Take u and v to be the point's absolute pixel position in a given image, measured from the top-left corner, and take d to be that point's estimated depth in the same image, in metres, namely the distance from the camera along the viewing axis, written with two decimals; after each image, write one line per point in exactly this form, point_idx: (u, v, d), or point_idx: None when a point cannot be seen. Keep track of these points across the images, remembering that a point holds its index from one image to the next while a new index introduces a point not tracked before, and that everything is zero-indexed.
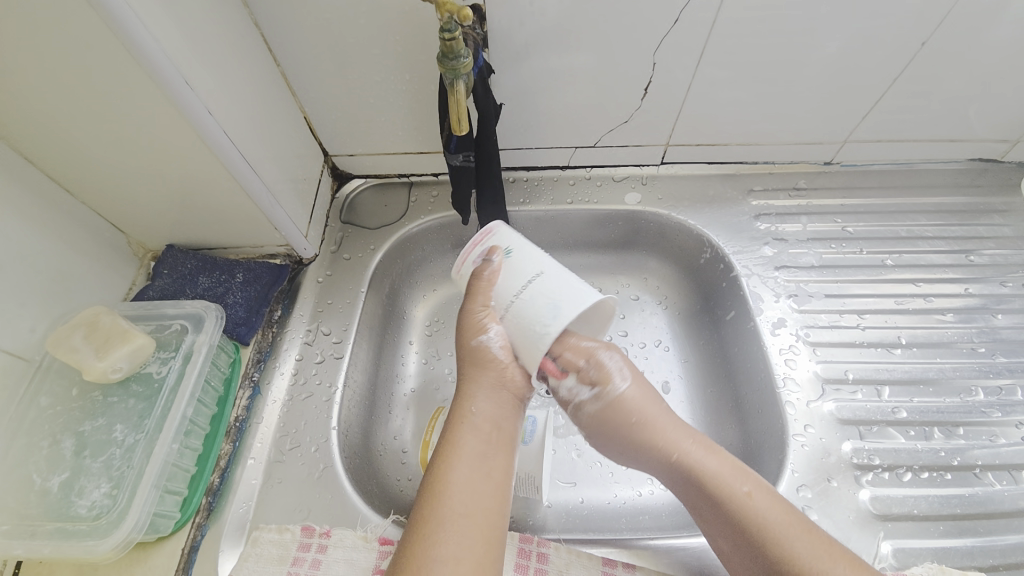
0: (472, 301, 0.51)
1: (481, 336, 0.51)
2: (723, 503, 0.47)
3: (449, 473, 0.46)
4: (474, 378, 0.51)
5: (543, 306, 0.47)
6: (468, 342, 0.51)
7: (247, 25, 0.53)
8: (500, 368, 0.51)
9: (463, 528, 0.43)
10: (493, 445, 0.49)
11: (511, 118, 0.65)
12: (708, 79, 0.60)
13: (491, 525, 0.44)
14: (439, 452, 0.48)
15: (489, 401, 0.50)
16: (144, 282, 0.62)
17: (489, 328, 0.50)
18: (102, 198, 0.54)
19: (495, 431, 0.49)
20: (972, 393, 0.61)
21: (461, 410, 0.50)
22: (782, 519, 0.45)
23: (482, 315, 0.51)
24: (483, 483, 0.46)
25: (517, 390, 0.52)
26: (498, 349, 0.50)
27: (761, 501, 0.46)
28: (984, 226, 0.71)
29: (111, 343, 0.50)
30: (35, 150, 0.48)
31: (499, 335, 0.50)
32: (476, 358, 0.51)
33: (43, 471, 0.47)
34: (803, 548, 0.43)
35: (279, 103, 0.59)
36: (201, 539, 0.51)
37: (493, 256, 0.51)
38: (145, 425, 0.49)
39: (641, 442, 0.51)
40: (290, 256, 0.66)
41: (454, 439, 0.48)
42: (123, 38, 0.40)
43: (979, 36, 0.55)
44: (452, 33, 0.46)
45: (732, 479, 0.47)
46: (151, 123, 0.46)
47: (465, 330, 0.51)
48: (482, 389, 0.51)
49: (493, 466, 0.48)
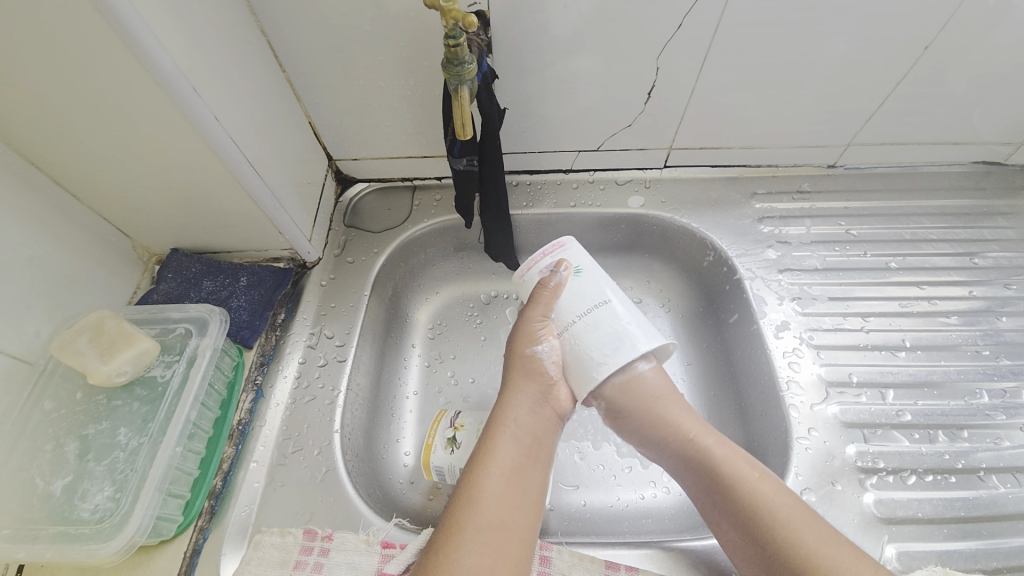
0: (532, 309, 0.53)
1: (535, 346, 0.52)
2: (732, 487, 0.48)
3: (483, 482, 0.46)
4: (519, 386, 0.51)
5: (605, 336, 0.50)
6: (521, 350, 0.52)
7: (254, 31, 0.54)
8: (546, 382, 0.51)
9: (494, 540, 0.43)
10: (531, 459, 0.48)
11: (514, 122, 0.65)
12: (712, 82, 0.60)
13: (519, 540, 0.44)
14: (477, 459, 0.48)
15: (533, 413, 0.50)
16: (149, 285, 0.62)
17: (544, 341, 0.52)
18: (107, 202, 0.54)
19: (535, 445, 0.49)
20: (976, 396, 0.61)
21: (502, 417, 0.50)
22: (789, 505, 0.46)
23: (539, 326, 0.53)
24: (519, 497, 0.46)
25: (560, 407, 0.52)
26: (549, 363, 0.51)
27: (770, 489, 0.47)
28: (988, 228, 0.71)
29: (116, 347, 0.50)
30: (41, 154, 0.48)
31: (553, 349, 0.52)
32: (527, 367, 0.52)
33: (47, 475, 0.47)
34: (810, 533, 0.44)
35: (285, 108, 0.60)
36: (202, 543, 0.50)
37: (560, 269, 0.54)
38: (148, 428, 0.49)
39: (655, 425, 0.52)
40: (293, 259, 0.66)
41: (491, 448, 0.48)
42: (129, 44, 0.40)
43: (980, 40, 0.56)
44: (458, 40, 0.47)
45: (742, 464, 0.49)
46: (157, 128, 0.46)
47: (519, 337, 0.53)
48: (526, 399, 0.51)
49: (529, 480, 0.47)
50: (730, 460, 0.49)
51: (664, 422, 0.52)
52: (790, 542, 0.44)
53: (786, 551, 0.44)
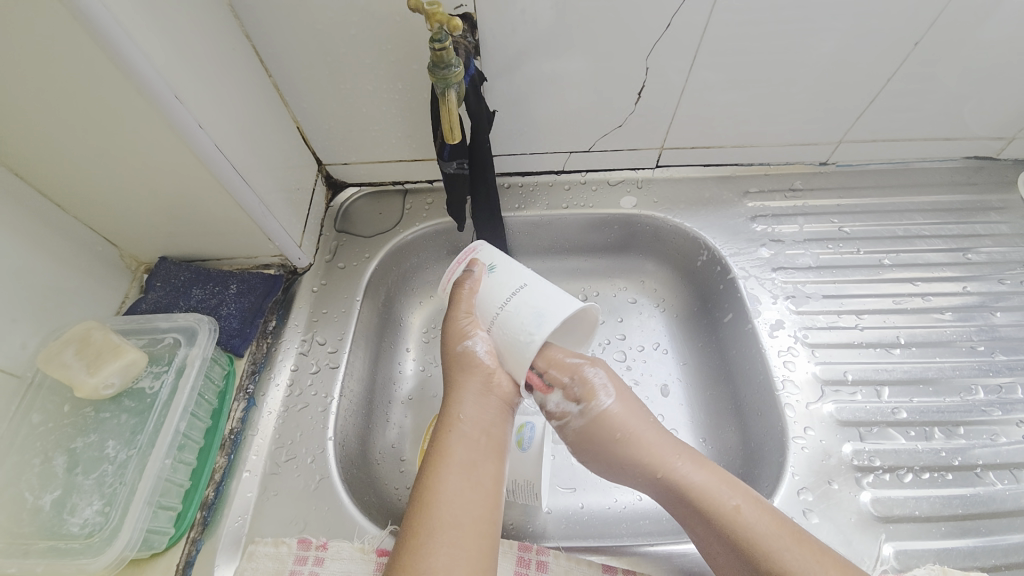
0: (456, 309, 0.52)
1: (465, 342, 0.51)
2: (712, 516, 0.47)
3: (435, 484, 0.45)
4: (461, 385, 0.51)
5: (526, 315, 0.48)
6: (454, 349, 0.52)
7: (239, 37, 0.53)
8: (485, 372, 0.51)
9: (452, 539, 0.43)
10: (482, 453, 0.48)
11: (505, 124, 0.65)
12: (703, 82, 0.60)
13: (479, 533, 0.44)
14: (428, 461, 0.48)
15: (478, 408, 0.50)
16: (138, 295, 0.61)
17: (472, 335, 0.51)
18: (93, 212, 0.54)
19: (484, 439, 0.49)
20: (972, 392, 0.61)
21: (449, 418, 0.50)
22: (772, 528, 0.45)
23: (466, 322, 0.52)
24: (473, 492, 0.46)
25: (504, 395, 0.51)
26: (482, 355, 0.51)
27: (751, 512, 0.46)
28: (981, 223, 0.71)
29: (103, 358, 0.50)
30: (24, 166, 0.48)
31: (483, 341, 0.51)
32: (462, 364, 0.51)
33: (35, 489, 0.46)
34: (792, 556, 0.44)
35: (272, 113, 0.59)
36: (195, 555, 0.50)
37: (472, 267, 0.53)
38: (137, 441, 0.48)
39: (628, 459, 0.52)
40: (284, 266, 0.66)
41: (441, 449, 0.48)
42: (111, 53, 0.39)
43: (969, 35, 0.55)
44: (442, 43, 0.46)
45: (720, 490, 0.48)
46: (140, 136, 0.46)
47: (450, 337, 0.52)
48: (469, 395, 0.50)
49: (482, 473, 0.47)
50: (709, 486, 0.48)
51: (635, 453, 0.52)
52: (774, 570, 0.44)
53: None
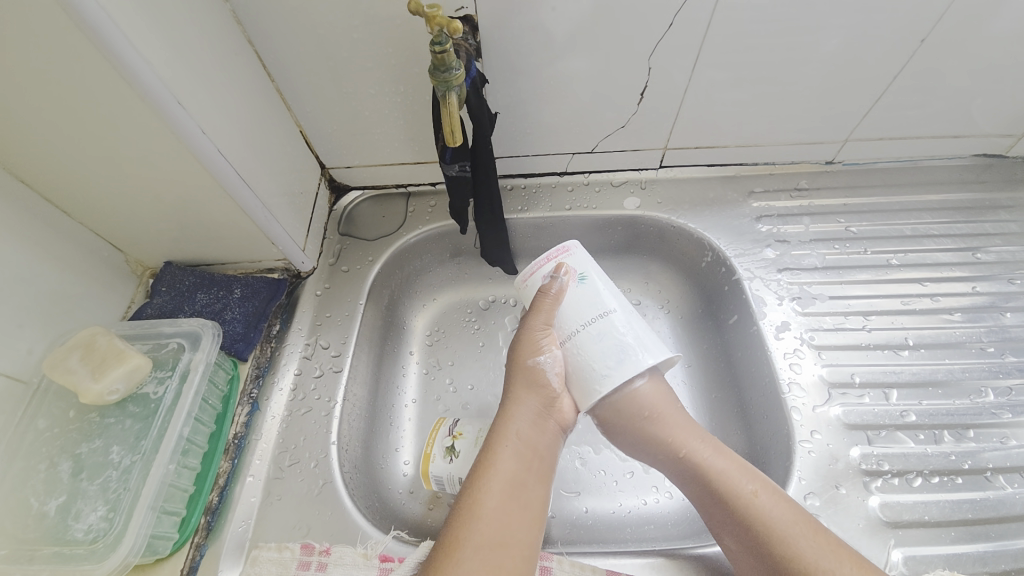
0: (535, 316, 0.52)
1: (538, 356, 0.51)
2: (730, 500, 0.47)
3: (483, 497, 0.45)
4: (520, 399, 0.51)
5: (610, 349, 0.49)
6: (524, 360, 0.51)
7: (242, 42, 0.54)
8: (549, 393, 0.51)
9: (495, 555, 0.42)
10: (533, 472, 0.48)
11: (507, 126, 0.65)
12: (706, 81, 0.60)
13: (518, 555, 0.44)
14: (476, 473, 0.47)
15: (533, 426, 0.50)
16: (143, 299, 0.62)
17: (547, 350, 0.51)
18: (99, 218, 0.54)
19: (535, 458, 0.49)
20: (982, 394, 0.60)
21: (503, 430, 0.50)
22: (789, 518, 0.46)
23: (542, 335, 0.52)
24: (521, 512, 0.46)
25: (562, 420, 0.51)
26: (552, 374, 0.51)
27: (768, 499, 0.47)
28: (991, 222, 0.70)
29: (107, 363, 0.50)
30: (31, 173, 0.48)
31: (556, 359, 0.51)
32: (529, 378, 0.51)
33: (41, 494, 0.46)
34: (809, 545, 0.44)
35: (275, 118, 0.59)
36: (199, 560, 0.50)
37: (560, 274, 0.53)
38: (141, 446, 0.49)
39: (651, 441, 0.52)
40: (287, 270, 0.66)
41: (493, 461, 0.48)
42: (113, 62, 0.40)
43: (977, 31, 0.55)
44: (443, 46, 0.46)
45: (739, 476, 0.48)
46: (144, 143, 0.46)
47: (523, 346, 0.52)
48: (527, 411, 0.50)
49: (532, 494, 0.47)
50: (731, 471, 0.49)
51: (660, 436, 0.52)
52: (790, 558, 0.44)
53: (784, 565, 0.44)
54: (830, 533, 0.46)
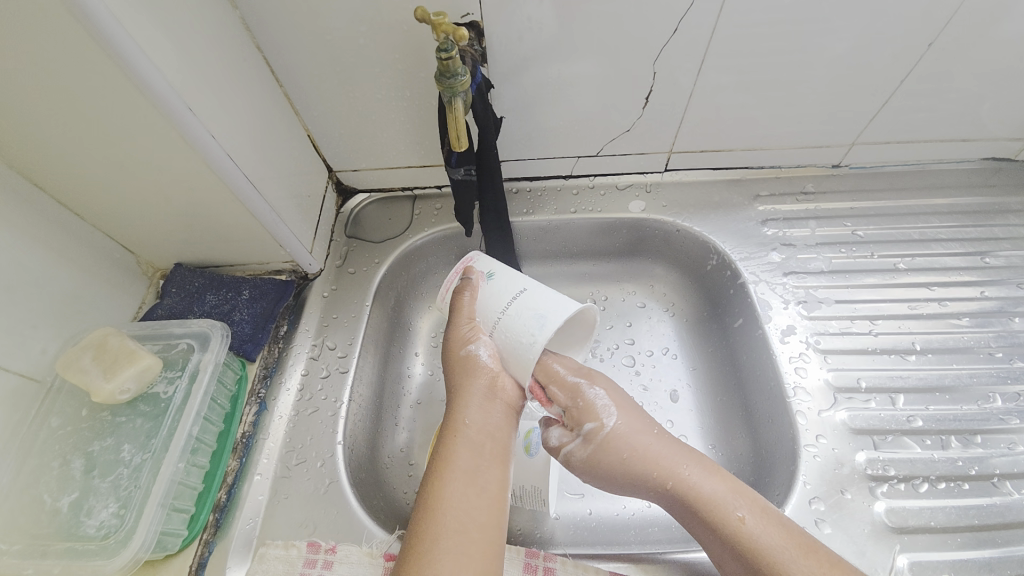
0: (458, 316, 0.52)
1: (468, 348, 0.51)
2: (721, 529, 0.47)
3: (440, 491, 0.46)
4: (462, 389, 0.51)
5: (531, 317, 0.48)
6: (455, 356, 0.52)
7: (250, 47, 0.54)
8: (489, 376, 0.51)
9: (456, 545, 0.43)
10: (487, 458, 0.48)
11: (512, 129, 0.65)
12: (711, 84, 0.60)
13: (485, 542, 0.44)
14: (433, 466, 0.48)
15: (481, 412, 0.50)
16: (154, 300, 0.63)
17: (473, 341, 0.51)
18: (111, 220, 0.55)
19: (488, 443, 0.49)
20: (990, 399, 0.59)
21: (454, 422, 0.50)
22: (780, 542, 0.45)
23: (467, 329, 0.51)
24: (478, 499, 0.46)
25: (508, 397, 0.51)
26: (485, 360, 0.50)
27: (757, 522, 0.46)
28: (1000, 226, 0.69)
29: (119, 363, 0.51)
30: (45, 177, 0.49)
31: (486, 345, 0.50)
32: (463, 369, 0.51)
33: (54, 491, 0.47)
34: (801, 568, 0.44)
35: (284, 122, 0.60)
36: (207, 557, 0.51)
37: (470, 277, 0.53)
38: (151, 445, 0.50)
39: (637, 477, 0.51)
40: (295, 271, 0.67)
41: (447, 453, 0.48)
42: (126, 69, 0.41)
43: (984, 35, 0.54)
44: (450, 53, 0.46)
45: (729, 500, 0.48)
46: (154, 148, 0.47)
47: (451, 344, 0.52)
48: (471, 398, 0.50)
49: (487, 480, 0.47)
50: (721, 495, 0.48)
51: (647, 470, 0.51)
52: None
53: None
54: (823, 549, 0.45)
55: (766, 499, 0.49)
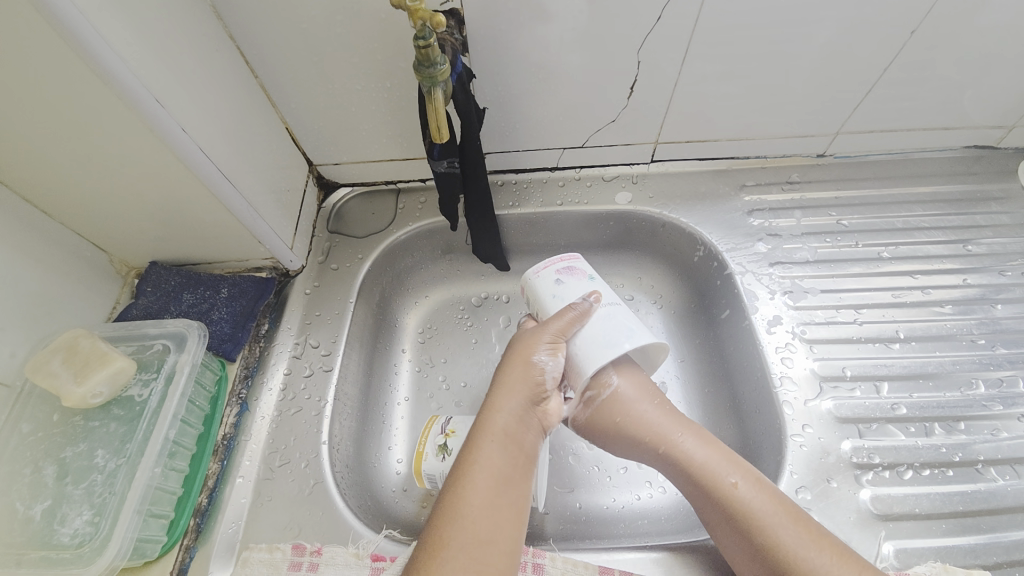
0: (551, 322, 0.52)
1: (541, 358, 0.51)
2: (711, 491, 0.48)
3: (473, 494, 0.44)
4: (512, 393, 0.50)
5: (601, 334, 0.52)
6: (526, 359, 0.51)
7: (223, 37, 0.53)
8: (541, 393, 0.51)
9: (481, 553, 0.41)
10: (520, 471, 0.47)
11: (496, 121, 0.64)
12: (696, 74, 0.59)
13: (506, 553, 0.42)
14: (464, 467, 0.46)
15: (523, 424, 0.49)
16: (129, 300, 0.61)
17: (550, 355, 0.51)
18: (82, 218, 0.53)
19: (523, 455, 0.48)
20: (972, 386, 0.60)
21: (489, 424, 0.48)
22: (769, 507, 0.46)
23: (549, 340, 0.52)
24: (507, 508, 0.44)
25: (545, 420, 0.51)
26: (550, 376, 0.51)
27: (749, 489, 0.47)
28: (981, 214, 0.70)
29: (90, 366, 0.49)
30: (8, 173, 0.47)
31: (556, 364, 0.51)
32: (526, 376, 0.50)
33: (25, 499, 0.46)
34: (788, 533, 0.44)
35: (260, 114, 0.59)
36: (189, 562, 0.50)
37: (573, 271, 0.57)
38: (126, 449, 0.48)
39: (633, 440, 0.53)
40: (276, 268, 0.65)
41: (478, 455, 0.46)
42: (88, 59, 0.39)
43: (967, 23, 0.54)
44: (427, 41, 0.45)
45: (722, 466, 0.48)
46: (123, 142, 0.45)
47: (525, 346, 0.52)
48: (520, 406, 0.49)
49: (517, 490, 0.46)
50: (715, 462, 0.49)
51: (641, 433, 0.52)
52: (768, 548, 0.44)
53: (765, 555, 0.44)
54: (814, 522, 0.46)
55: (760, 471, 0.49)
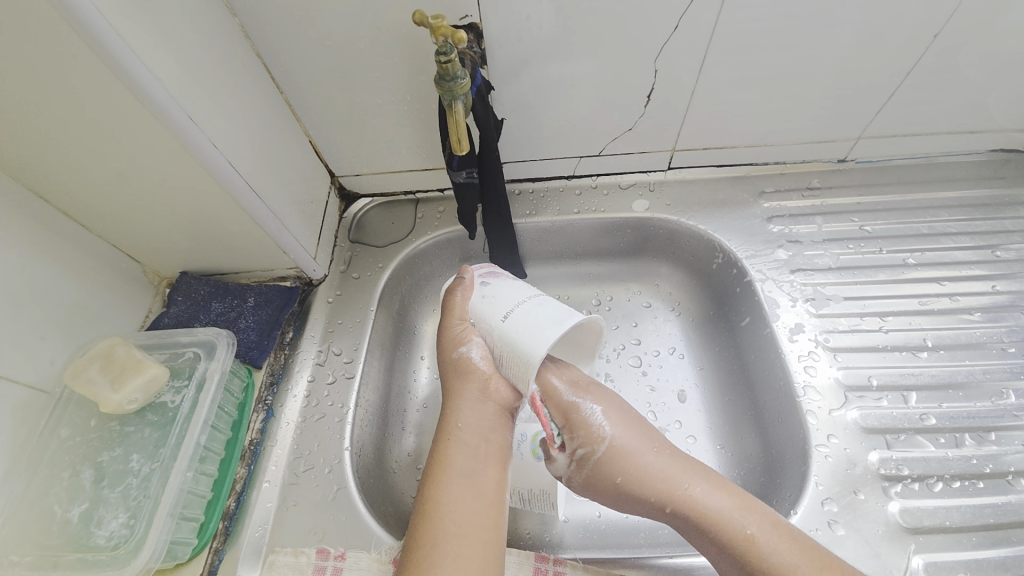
0: (450, 315, 0.53)
1: (461, 348, 0.51)
2: (727, 542, 0.47)
3: (439, 494, 0.47)
4: (457, 390, 0.51)
5: (536, 323, 0.48)
6: (450, 355, 0.52)
7: (251, 55, 0.55)
8: (480, 378, 0.50)
9: (456, 549, 0.44)
10: (485, 460, 0.49)
11: (514, 131, 0.65)
12: (713, 81, 0.59)
13: (482, 542, 0.45)
14: (431, 470, 0.48)
15: (476, 415, 0.50)
16: (160, 309, 0.63)
17: (467, 341, 0.51)
18: (117, 231, 0.56)
19: (486, 445, 0.49)
20: (1004, 396, 0.58)
21: (448, 424, 0.50)
22: (791, 554, 0.45)
23: (461, 329, 0.52)
24: (475, 501, 0.46)
25: (502, 401, 0.50)
26: (477, 360, 0.50)
27: (767, 540, 0.46)
28: (1010, 219, 0.68)
29: (126, 374, 0.51)
30: (50, 189, 0.49)
31: (478, 346, 0.51)
32: (456, 369, 0.51)
33: (64, 502, 0.47)
34: None
35: (285, 128, 0.60)
36: (217, 564, 0.51)
37: (466, 275, 0.54)
38: (159, 454, 0.50)
39: (638, 496, 0.51)
40: (299, 278, 0.67)
41: (442, 456, 0.49)
42: (128, 80, 0.41)
43: (991, 26, 0.54)
44: (449, 56, 0.46)
45: (737, 517, 0.47)
46: (158, 158, 0.47)
47: (445, 343, 0.52)
48: (466, 402, 0.50)
49: (481, 480, 0.48)
50: (728, 513, 0.48)
51: (645, 488, 0.50)
52: None
53: None
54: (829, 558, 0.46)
55: (775, 511, 0.48)
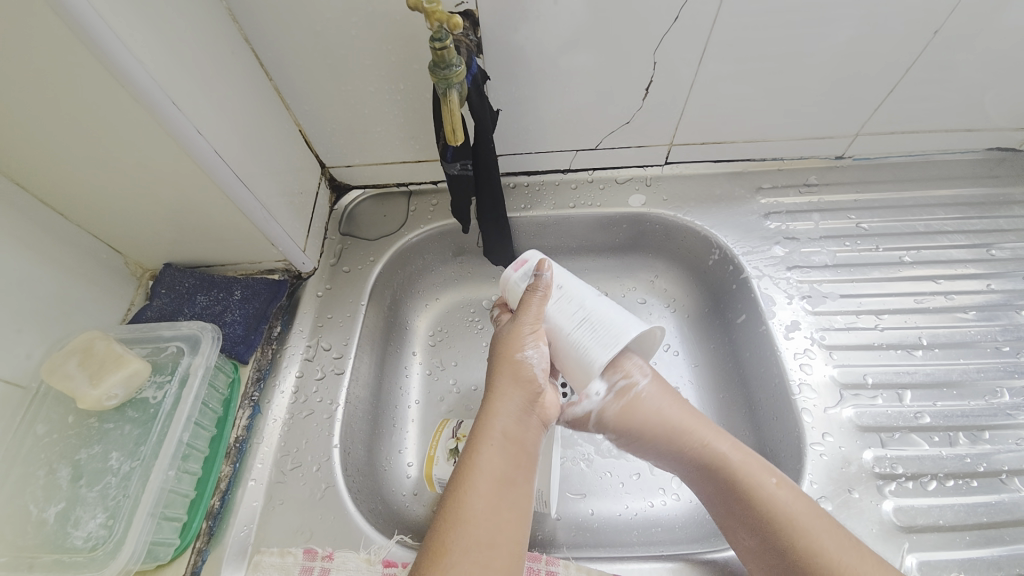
0: (524, 315, 0.52)
1: (525, 351, 0.51)
2: (749, 489, 0.48)
3: (471, 499, 0.44)
4: (505, 393, 0.49)
5: (603, 335, 0.50)
6: (510, 355, 0.51)
7: (238, 39, 0.53)
8: (535, 386, 0.50)
9: (482, 559, 0.42)
10: (519, 468, 0.47)
11: (510, 122, 0.64)
12: (711, 74, 0.58)
13: (507, 555, 0.43)
14: (461, 472, 0.46)
15: (520, 421, 0.48)
16: (143, 301, 0.61)
17: (534, 346, 0.51)
18: (98, 220, 0.53)
19: (523, 453, 0.48)
20: (997, 394, 0.58)
21: (490, 427, 0.48)
22: (811, 514, 0.46)
23: (530, 331, 0.51)
24: (505, 510, 0.45)
25: (545, 414, 0.51)
26: (539, 368, 0.50)
27: (790, 492, 0.47)
28: (1004, 218, 0.68)
29: (106, 369, 0.49)
30: (25, 175, 0.47)
31: (541, 355, 0.51)
32: (514, 372, 0.50)
33: (40, 501, 0.46)
34: (831, 541, 0.44)
35: (274, 116, 0.59)
36: (201, 565, 0.50)
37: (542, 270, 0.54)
38: (140, 452, 0.48)
39: (669, 435, 0.52)
40: (288, 271, 0.65)
41: (480, 461, 0.46)
42: (106, 62, 0.39)
43: (991, 22, 0.53)
44: (444, 42, 0.45)
45: (760, 468, 0.48)
46: (139, 144, 0.45)
47: (507, 341, 0.51)
48: (512, 405, 0.49)
49: (518, 489, 0.46)
50: (752, 463, 0.49)
51: (677, 430, 0.52)
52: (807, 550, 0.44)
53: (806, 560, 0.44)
54: (841, 529, 0.45)
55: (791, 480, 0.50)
